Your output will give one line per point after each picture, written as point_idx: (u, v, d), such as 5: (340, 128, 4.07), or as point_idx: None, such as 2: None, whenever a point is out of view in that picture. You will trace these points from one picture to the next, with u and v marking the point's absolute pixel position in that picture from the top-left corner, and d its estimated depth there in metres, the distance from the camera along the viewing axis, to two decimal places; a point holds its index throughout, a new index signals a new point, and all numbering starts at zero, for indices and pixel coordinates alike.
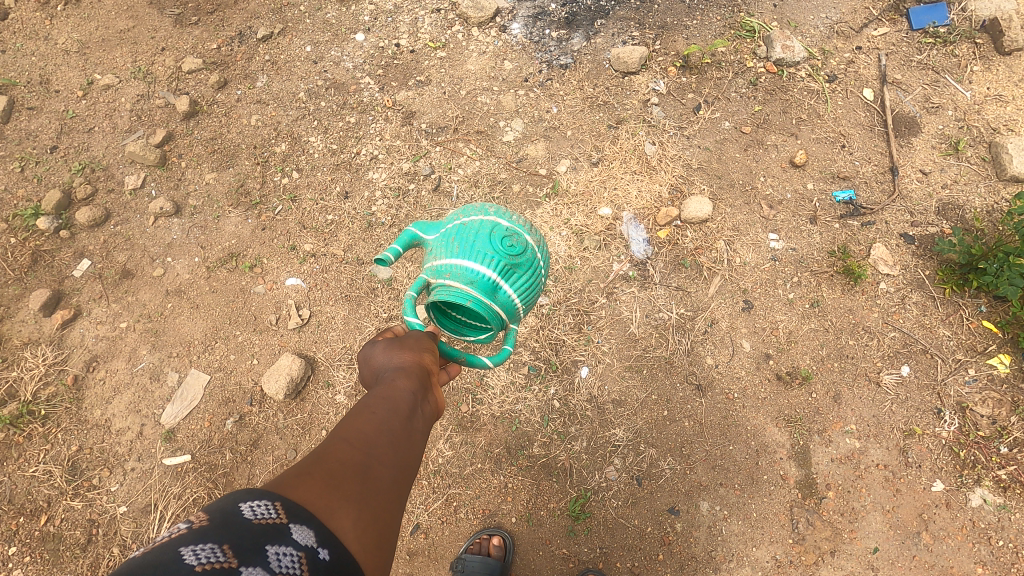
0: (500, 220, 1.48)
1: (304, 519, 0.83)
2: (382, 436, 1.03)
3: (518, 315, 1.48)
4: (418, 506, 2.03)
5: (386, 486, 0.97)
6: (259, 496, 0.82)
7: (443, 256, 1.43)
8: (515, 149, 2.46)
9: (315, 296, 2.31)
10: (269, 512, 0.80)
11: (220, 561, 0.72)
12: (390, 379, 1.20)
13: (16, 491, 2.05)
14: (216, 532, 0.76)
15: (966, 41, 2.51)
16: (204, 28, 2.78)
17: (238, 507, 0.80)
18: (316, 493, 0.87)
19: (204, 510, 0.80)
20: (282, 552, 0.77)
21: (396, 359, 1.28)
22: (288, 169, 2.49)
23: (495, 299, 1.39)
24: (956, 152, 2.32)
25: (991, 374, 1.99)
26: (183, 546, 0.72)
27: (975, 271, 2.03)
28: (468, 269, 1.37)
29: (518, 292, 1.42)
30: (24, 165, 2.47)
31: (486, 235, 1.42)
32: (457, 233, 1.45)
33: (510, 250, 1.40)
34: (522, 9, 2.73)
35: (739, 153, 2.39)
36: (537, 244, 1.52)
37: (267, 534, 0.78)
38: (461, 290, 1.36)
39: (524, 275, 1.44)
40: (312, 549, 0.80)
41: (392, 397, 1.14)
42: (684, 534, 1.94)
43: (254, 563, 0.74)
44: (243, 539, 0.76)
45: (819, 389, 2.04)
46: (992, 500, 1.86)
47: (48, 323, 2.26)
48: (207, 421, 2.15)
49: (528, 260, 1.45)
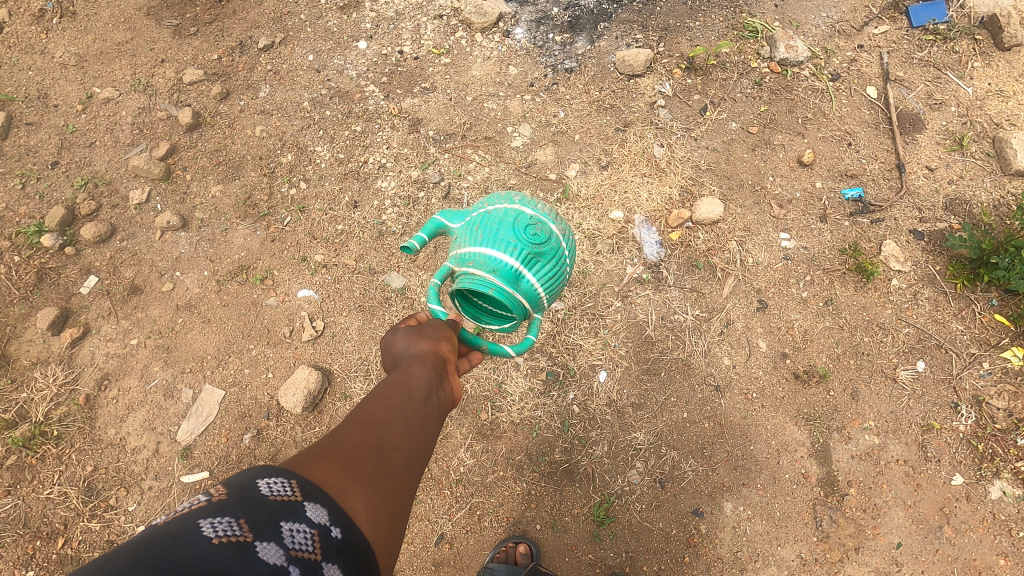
0: (524, 208, 1.46)
1: (319, 498, 0.82)
2: (396, 421, 1.03)
3: (541, 304, 1.47)
4: (441, 516, 2.02)
5: (399, 470, 0.97)
6: (276, 473, 0.82)
7: (467, 245, 1.42)
8: (524, 154, 2.46)
9: (328, 307, 2.29)
10: (285, 489, 0.80)
11: (236, 534, 0.71)
12: (406, 366, 1.21)
13: (31, 514, 2.01)
14: (234, 506, 0.75)
15: (965, 38, 2.54)
16: (203, 38, 2.75)
17: (255, 483, 0.80)
18: (330, 473, 0.87)
19: (223, 484, 0.80)
20: (296, 529, 0.76)
21: (414, 347, 1.29)
22: (296, 179, 2.47)
23: (518, 288, 1.38)
24: (961, 148, 2.35)
25: (1006, 367, 2.02)
26: (201, 518, 0.71)
27: (986, 265, 2.05)
28: (491, 257, 1.37)
29: (541, 281, 1.41)
30: (24, 181, 2.43)
31: (510, 223, 1.40)
32: (481, 221, 1.44)
33: (534, 238, 1.38)
34: (525, 14, 2.72)
35: (747, 153, 2.41)
36: (562, 233, 1.49)
37: (282, 511, 0.77)
38: (484, 278, 1.36)
39: (549, 263, 1.42)
40: (325, 527, 0.80)
41: (408, 383, 1.14)
42: (709, 536, 1.94)
43: (268, 538, 0.73)
44: (259, 516, 0.75)
45: (837, 387, 2.05)
46: (1012, 492, 1.88)
47: (57, 341, 2.22)
48: (224, 437, 2.14)
49: (553, 248, 1.43)
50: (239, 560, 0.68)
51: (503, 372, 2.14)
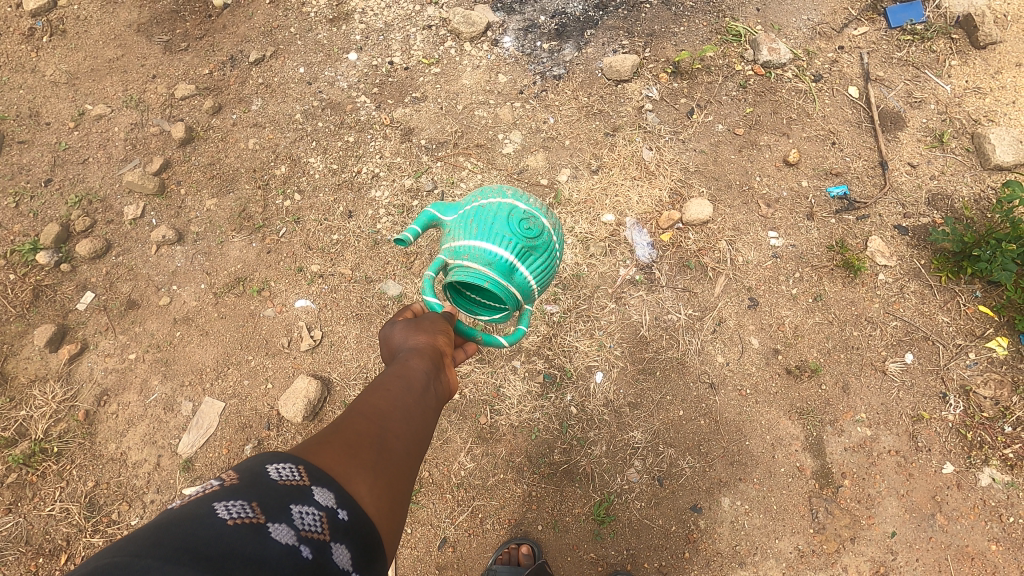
0: (518, 203, 1.48)
1: (325, 483, 0.85)
2: (395, 410, 1.06)
3: (532, 296, 1.52)
4: (444, 520, 2.04)
5: (400, 457, 0.99)
6: (284, 459, 0.84)
7: (461, 238, 1.44)
8: (515, 161, 2.50)
9: (326, 316, 2.32)
10: (293, 474, 0.82)
11: (250, 516, 0.74)
12: (404, 359, 1.23)
13: (33, 531, 2.02)
14: (246, 489, 0.77)
15: (942, 37, 2.61)
16: (194, 53, 2.77)
17: (264, 468, 0.82)
18: (334, 460, 0.89)
19: (234, 469, 0.82)
20: (306, 511, 0.79)
21: (412, 341, 1.31)
22: (290, 191, 2.49)
23: (512, 280, 1.42)
24: (941, 144, 2.41)
25: (991, 357, 2.07)
26: (215, 501, 0.73)
27: (969, 258, 2.11)
28: (486, 251, 1.39)
29: (534, 274, 1.45)
30: (18, 201, 2.43)
31: (504, 217, 1.43)
32: (475, 215, 1.46)
33: (527, 233, 1.41)
34: (513, 23, 2.77)
35: (734, 154, 2.45)
36: (554, 227, 1.53)
37: (292, 494, 0.80)
38: (479, 271, 1.39)
39: (540, 257, 1.46)
40: (332, 510, 0.83)
41: (406, 375, 1.17)
42: (708, 531, 1.97)
43: (279, 520, 0.76)
44: (270, 498, 0.77)
45: (828, 381, 2.10)
46: (1000, 478, 1.93)
47: (55, 358, 2.23)
48: (226, 448, 2.15)
49: (546, 242, 1.47)
50: (253, 540, 0.71)
51: (500, 376, 2.18)
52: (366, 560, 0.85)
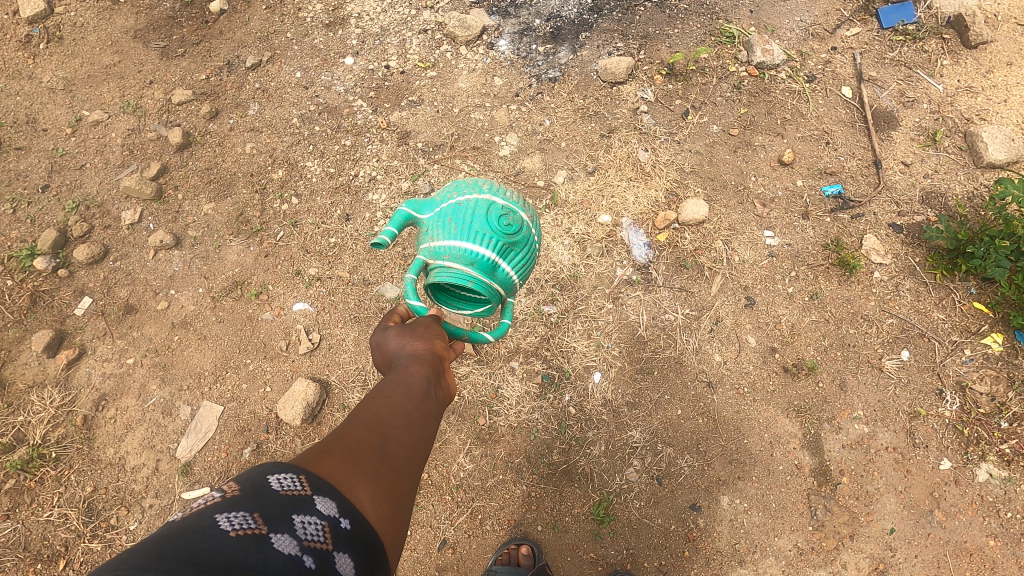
0: (495, 198, 1.49)
1: (326, 492, 0.85)
2: (396, 417, 1.06)
3: (514, 289, 1.54)
4: (444, 522, 2.04)
5: (402, 464, 0.99)
6: (286, 470, 0.84)
7: (440, 238, 1.44)
8: (512, 163, 2.51)
9: (324, 319, 2.32)
10: (295, 484, 0.83)
11: (251, 527, 0.74)
12: (404, 366, 1.23)
13: (31, 537, 2.01)
14: (247, 501, 0.78)
15: (934, 37, 2.63)
16: (191, 59, 2.78)
17: (266, 479, 0.82)
18: (336, 469, 0.90)
19: (234, 481, 0.83)
20: (308, 520, 0.79)
21: (409, 346, 1.31)
22: (287, 195, 2.50)
23: (494, 277, 1.44)
24: (934, 143, 2.43)
25: (987, 353, 2.08)
26: (217, 513, 0.74)
27: (963, 255, 2.13)
28: (468, 251, 1.40)
29: (515, 269, 1.48)
30: (16, 206, 2.44)
31: (483, 214, 1.44)
32: (453, 213, 1.46)
33: (507, 229, 1.42)
34: (508, 26, 2.78)
35: (729, 155, 2.47)
36: (530, 220, 1.55)
37: (294, 504, 0.80)
38: (461, 272, 1.39)
39: (520, 252, 1.48)
40: (334, 519, 0.83)
41: (406, 382, 1.16)
42: (707, 530, 1.98)
43: (281, 530, 0.76)
44: (272, 509, 0.78)
45: (825, 378, 2.11)
46: (998, 474, 1.93)
47: (52, 364, 2.23)
48: (224, 452, 2.15)
49: (524, 237, 1.49)
50: (256, 552, 0.71)
51: (499, 376, 2.19)
52: (369, 568, 0.85)
